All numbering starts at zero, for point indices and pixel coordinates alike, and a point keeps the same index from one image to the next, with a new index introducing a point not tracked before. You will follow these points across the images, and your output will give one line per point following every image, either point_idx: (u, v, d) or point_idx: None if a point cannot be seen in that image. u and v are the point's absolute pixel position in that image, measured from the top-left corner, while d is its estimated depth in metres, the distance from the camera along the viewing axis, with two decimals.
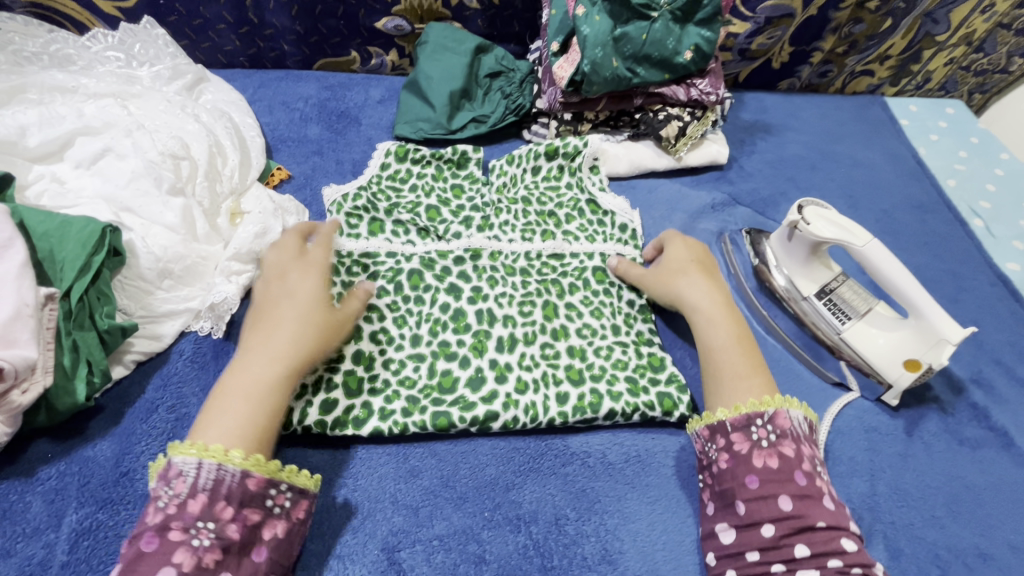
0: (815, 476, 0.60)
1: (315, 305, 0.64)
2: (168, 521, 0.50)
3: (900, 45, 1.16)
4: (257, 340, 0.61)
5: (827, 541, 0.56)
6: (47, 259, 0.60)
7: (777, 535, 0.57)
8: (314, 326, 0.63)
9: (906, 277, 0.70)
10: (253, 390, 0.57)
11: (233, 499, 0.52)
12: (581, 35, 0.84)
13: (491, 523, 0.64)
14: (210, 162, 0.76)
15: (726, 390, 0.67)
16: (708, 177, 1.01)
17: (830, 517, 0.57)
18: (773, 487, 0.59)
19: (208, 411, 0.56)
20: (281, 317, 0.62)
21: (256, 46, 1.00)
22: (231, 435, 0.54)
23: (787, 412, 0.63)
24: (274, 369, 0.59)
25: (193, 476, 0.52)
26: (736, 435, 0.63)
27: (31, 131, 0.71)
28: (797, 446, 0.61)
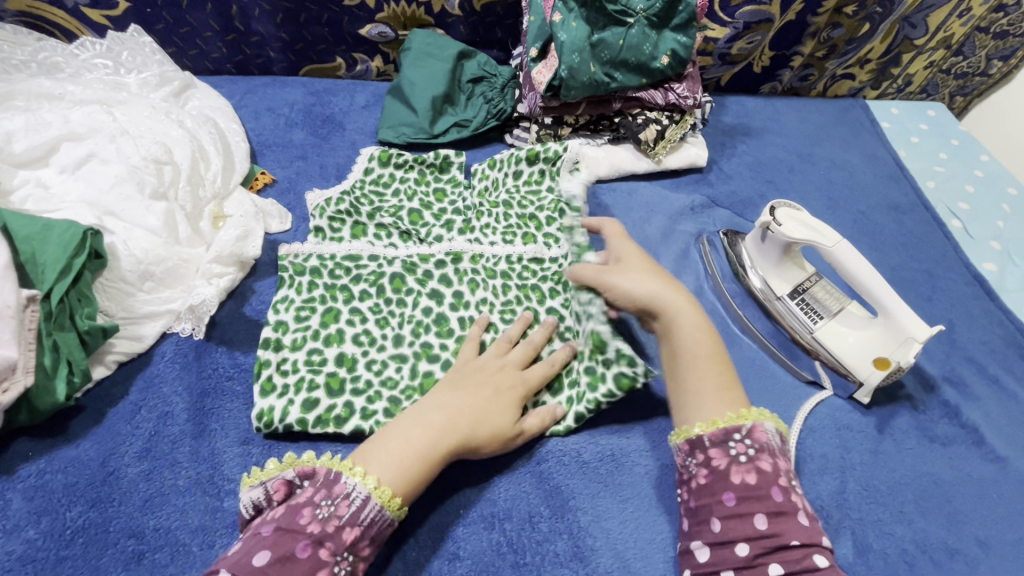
0: (792, 490, 0.57)
1: (511, 407, 0.64)
2: (323, 538, 0.51)
3: (880, 49, 1.18)
4: (455, 404, 0.62)
5: (801, 559, 0.53)
6: (28, 262, 0.61)
7: (751, 554, 0.54)
8: (499, 428, 0.63)
9: (874, 276, 0.72)
10: (432, 454, 0.58)
11: (375, 540, 0.54)
12: (558, 41, 0.86)
13: (465, 520, 0.64)
14: (193, 167, 0.78)
15: (713, 399, 0.63)
16: (688, 179, 1.03)
17: (804, 535, 0.54)
18: (750, 504, 0.56)
19: (391, 450, 0.57)
20: (482, 398, 0.63)
21: (243, 53, 1.02)
22: (399, 484, 0.55)
23: (767, 424, 0.60)
24: (456, 447, 0.59)
25: (359, 507, 0.53)
26: (714, 450, 0.60)
27: (17, 137, 0.72)
28: (774, 461, 0.58)
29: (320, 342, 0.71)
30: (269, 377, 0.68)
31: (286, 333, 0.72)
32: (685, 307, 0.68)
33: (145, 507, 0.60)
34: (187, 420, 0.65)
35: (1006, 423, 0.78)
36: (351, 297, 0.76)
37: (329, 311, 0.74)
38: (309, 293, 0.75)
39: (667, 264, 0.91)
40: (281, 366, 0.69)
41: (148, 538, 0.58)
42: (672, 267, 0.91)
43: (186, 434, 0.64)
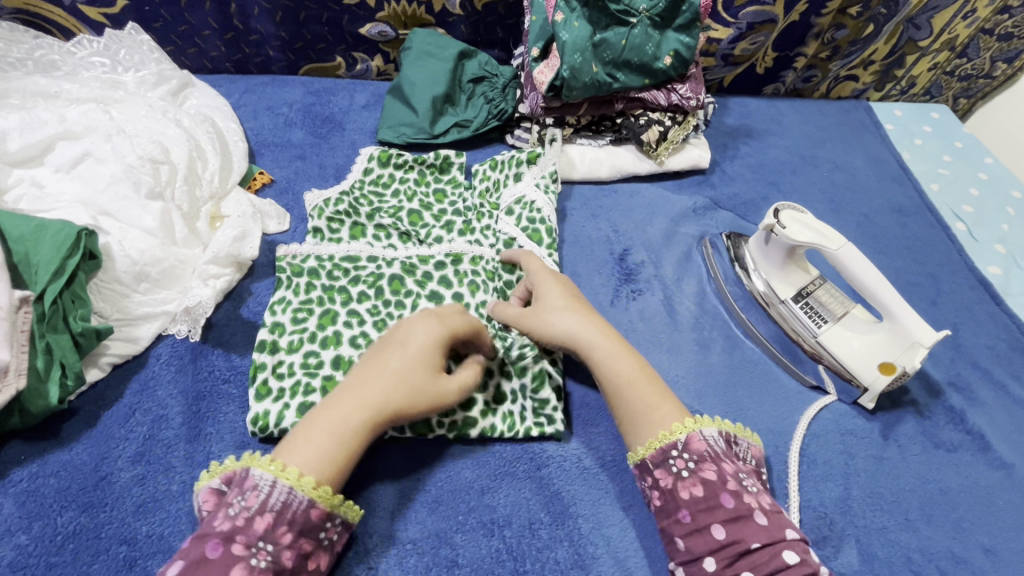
0: (744, 492, 0.55)
1: (421, 359, 0.60)
2: (233, 534, 0.49)
3: (883, 50, 1.17)
4: (360, 376, 0.59)
5: (767, 561, 0.51)
6: (22, 262, 0.60)
7: (719, 567, 0.53)
8: (417, 387, 0.59)
9: (879, 280, 0.71)
10: (341, 428, 0.55)
11: (295, 525, 0.51)
12: (560, 41, 0.85)
13: (464, 526, 0.63)
14: (190, 166, 0.77)
15: (642, 424, 0.61)
16: (689, 181, 1.02)
17: (766, 535, 0.52)
18: (703, 517, 0.55)
19: (297, 435, 0.55)
20: (387, 362, 0.59)
21: (242, 51, 1.01)
22: (308, 464, 0.53)
23: (702, 432, 0.59)
24: (365, 413, 0.56)
25: (266, 494, 0.50)
26: (658, 472, 0.59)
27: (11, 135, 0.71)
28: (718, 467, 0.57)
29: (317, 345, 0.70)
30: (266, 381, 0.67)
31: (283, 336, 0.71)
32: (600, 338, 0.66)
33: (138, 512, 0.59)
34: (182, 423, 0.65)
35: (1011, 429, 0.78)
36: (349, 299, 0.75)
37: (327, 313, 0.73)
38: (307, 294, 0.74)
39: (669, 267, 0.90)
40: (277, 369, 0.68)
41: (141, 544, 0.57)
42: (674, 270, 0.90)
43: (180, 437, 0.64)
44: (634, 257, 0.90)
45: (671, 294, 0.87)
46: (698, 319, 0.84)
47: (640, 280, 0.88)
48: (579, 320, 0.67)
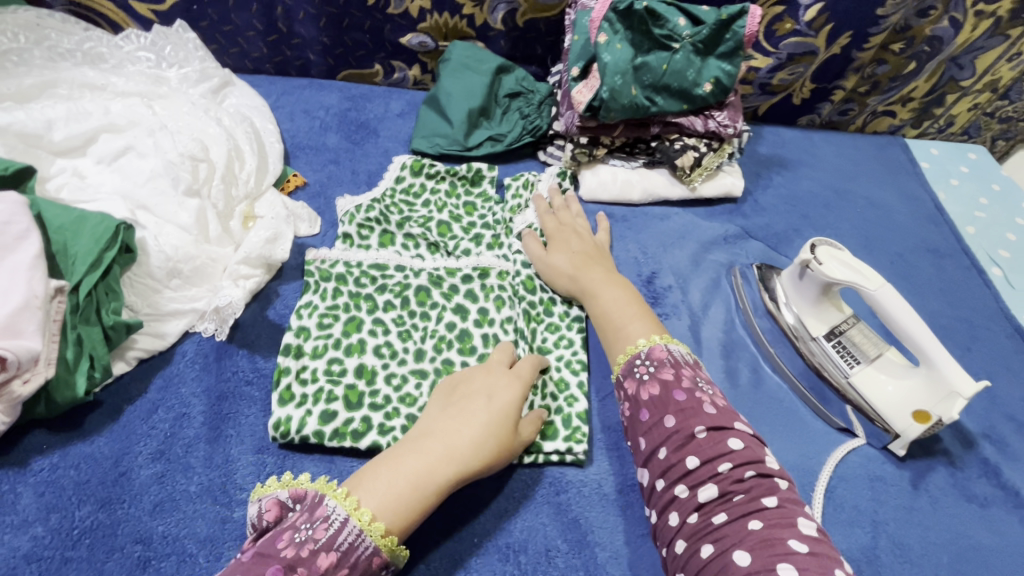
0: (695, 389, 0.60)
1: (506, 416, 0.60)
2: (295, 563, 0.47)
3: (924, 88, 1.16)
4: (446, 425, 0.59)
5: (712, 446, 0.56)
6: (60, 253, 0.61)
7: (672, 453, 0.57)
8: (499, 444, 0.59)
9: (918, 325, 0.69)
10: (421, 480, 0.55)
11: (355, 571, 0.50)
12: (602, 63, 0.85)
13: (480, 549, 0.62)
14: (228, 165, 0.77)
15: (617, 342, 0.69)
16: (721, 209, 1.01)
17: (711, 422, 0.57)
18: (657, 411, 0.60)
19: (377, 474, 0.54)
20: (473, 414, 0.59)
21: (283, 54, 1.02)
22: (383, 510, 0.52)
23: (665, 345, 0.65)
24: (447, 467, 0.56)
25: (337, 529, 0.50)
26: (626, 382, 0.64)
27: (57, 125, 0.72)
28: (675, 371, 0.62)
29: (341, 352, 0.70)
30: (289, 386, 0.66)
31: (308, 340, 0.71)
32: (586, 283, 0.76)
33: (155, 512, 0.58)
34: (204, 423, 0.64)
35: None
36: (375, 307, 0.75)
37: (352, 319, 0.73)
38: (334, 300, 0.74)
39: (697, 293, 0.88)
40: (300, 374, 0.68)
41: (156, 545, 0.56)
42: (701, 296, 0.88)
43: (201, 437, 0.63)
44: (662, 280, 0.89)
45: (699, 321, 0.86)
46: (724, 348, 0.83)
47: (667, 304, 0.86)
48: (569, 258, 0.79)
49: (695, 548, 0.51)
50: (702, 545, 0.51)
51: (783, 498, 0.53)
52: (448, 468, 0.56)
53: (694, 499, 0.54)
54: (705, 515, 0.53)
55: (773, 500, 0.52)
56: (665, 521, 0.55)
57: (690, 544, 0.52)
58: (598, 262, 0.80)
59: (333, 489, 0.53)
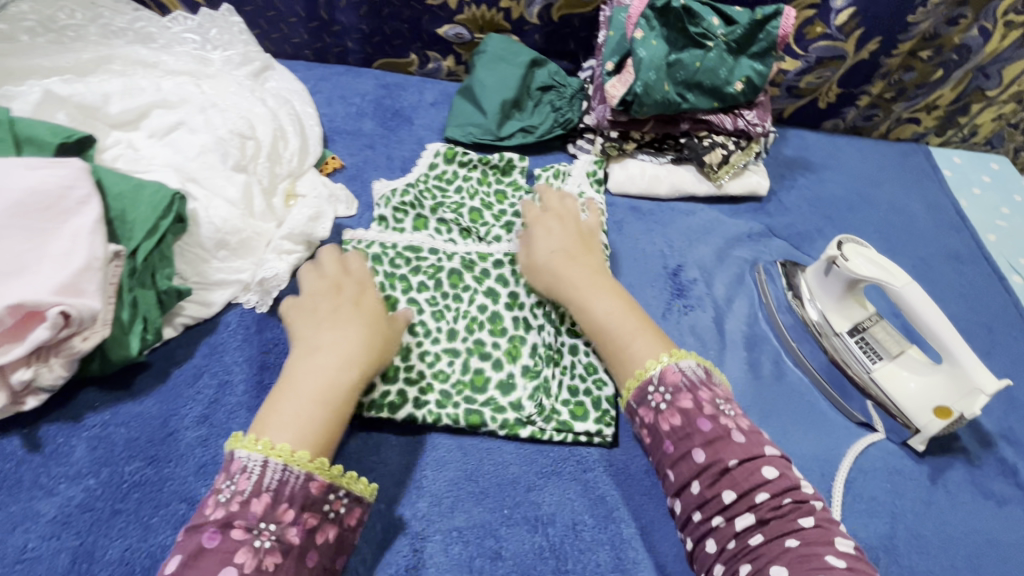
0: (720, 415, 0.59)
1: (378, 315, 0.65)
2: (228, 520, 0.49)
3: (950, 96, 1.16)
4: (331, 338, 0.61)
5: (746, 477, 0.56)
6: (118, 219, 0.63)
7: (706, 488, 0.57)
8: (382, 336, 0.64)
9: (943, 321, 0.70)
10: (328, 395, 0.57)
11: (296, 502, 0.51)
12: (637, 58, 0.87)
13: (510, 520, 0.63)
14: (273, 144, 0.80)
15: (623, 364, 0.65)
16: (746, 207, 1.02)
17: (743, 453, 0.57)
18: (684, 444, 0.59)
19: (279, 409, 0.55)
20: (346, 320, 0.63)
21: (322, 41, 1.05)
22: (303, 439, 0.53)
23: (676, 365, 0.62)
24: (351, 375, 0.59)
25: (258, 475, 0.50)
26: (641, 410, 0.62)
27: (113, 99, 0.75)
28: (693, 397, 0.61)
29: None
30: None
31: None
32: (576, 291, 0.70)
33: (200, 473, 0.60)
34: (246, 390, 0.66)
35: None
36: (409, 288, 0.77)
37: (388, 298, 0.76)
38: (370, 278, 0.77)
39: (721, 287, 0.90)
40: None
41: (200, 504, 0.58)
42: (725, 290, 0.90)
43: (243, 405, 0.65)
44: (687, 273, 0.91)
45: (722, 314, 0.87)
46: (747, 341, 0.85)
47: (692, 296, 0.88)
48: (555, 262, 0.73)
49: (735, 570, 0.53)
50: (741, 567, 0.53)
51: (819, 517, 0.55)
52: (342, 370, 0.59)
53: (732, 527, 0.55)
54: (743, 540, 0.54)
55: (810, 521, 0.54)
56: (702, 548, 0.57)
57: (729, 568, 0.54)
58: (587, 259, 0.74)
59: (240, 440, 0.53)
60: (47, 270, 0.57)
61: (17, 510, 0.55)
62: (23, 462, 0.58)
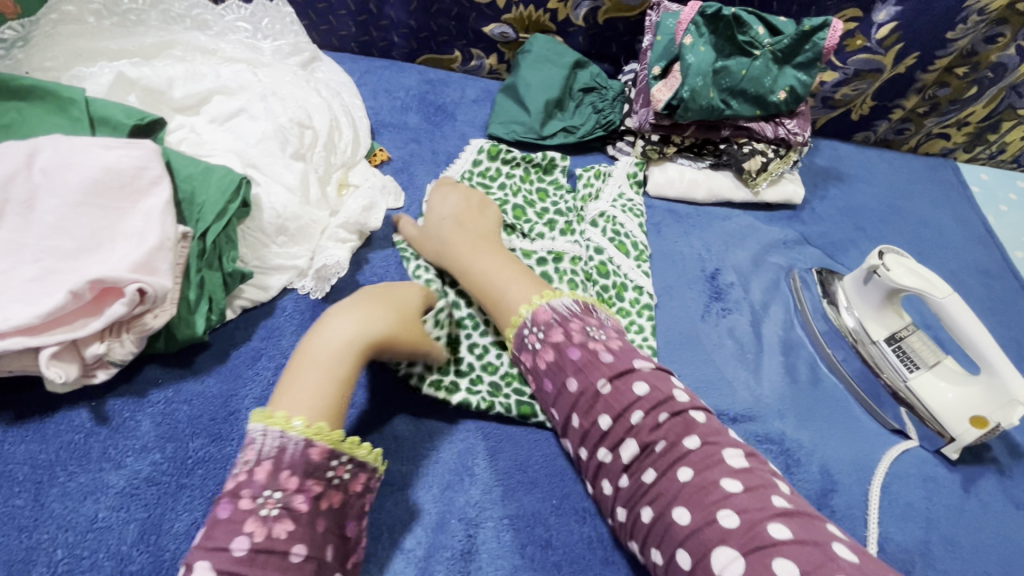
0: (588, 342, 0.62)
1: (406, 300, 0.66)
2: (238, 491, 0.50)
3: (981, 113, 1.17)
4: (339, 305, 0.62)
5: (620, 401, 0.59)
6: (187, 201, 0.65)
7: (584, 417, 0.61)
8: (402, 318, 0.63)
9: (982, 333, 0.72)
10: (328, 359, 0.57)
11: (297, 468, 0.51)
12: (685, 64, 0.89)
13: (559, 510, 0.64)
14: (330, 134, 0.81)
15: (500, 317, 0.68)
16: (781, 215, 1.04)
17: (611, 372, 0.60)
18: (559, 377, 0.62)
19: (285, 380, 0.56)
20: (365, 297, 0.63)
21: (369, 34, 1.06)
22: (298, 405, 0.54)
23: (547, 304, 0.65)
24: (349, 336, 0.58)
25: (258, 444, 0.51)
26: (522, 352, 0.65)
27: (177, 83, 0.76)
28: (562, 329, 0.63)
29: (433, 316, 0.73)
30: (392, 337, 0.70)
31: None
32: (459, 251, 0.72)
33: None
34: None
35: None
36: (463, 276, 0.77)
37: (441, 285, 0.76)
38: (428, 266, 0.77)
39: (757, 292, 0.92)
40: None
41: None
42: (762, 295, 0.91)
43: None
44: (725, 277, 0.92)
45: (759, 318, 0.89)
46: (783, 345, 0.86)
47: (730, 299, 0.90)
48: (439, 228, 0.75)
49: (636, 510, 0.57)
50: (642, 509, 0.57)
51: (701, 434, 0.57)
52: (348, 342, 0.58)
53: (619, 461, 0.59)
54: (635, 476, 0.58)
55: (693, 440, 0.57)
56: (603, 487, 0.61)
57: (631, 510, 0.58)
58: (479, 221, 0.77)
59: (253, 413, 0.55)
60: (121, 248, 0.58)
61: (86, 481, 0.57)
62: (91, 434, 0.59)
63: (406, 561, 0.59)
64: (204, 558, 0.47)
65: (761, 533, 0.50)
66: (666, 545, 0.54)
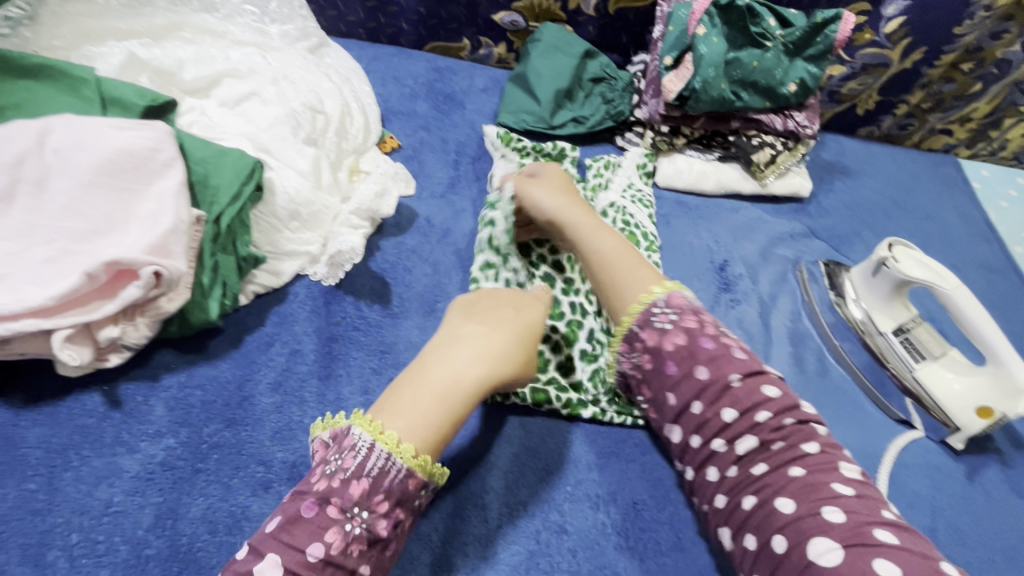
0: (721, 336, 0.63)
1: (530, 332, 0.63)
2: (328, 496, 0.50)
3: (984, 109, 1.18)
4: (473, 333, 0.60)
5: (748, 396, 0.60)
6: (200, 184, 0.64)
7: (705, 407, 0.61)
8: (523, 361, 0.61)
9: (989, 324, 0.73)
10: (450, 392, 0.56)
11: (391, 496, 0.52)
12: (698, 54, 0.88)
13: (573, 497, 0.65)
14: (341, 120, 0.81)
15: (628, 285, 0.67)
16: (788, 207, 1.04)
17: (744, 369, 0.61)
18: (688, 364, 0.62)
19: (403, 398, 0.55)
20: (495, 322, 0.62)
21: (377, 20, 1.05)
22: (412, 431, 0.53)
23: (680, 293, 0.67)
24: (475, 377, 0.58)
25: (364, 459, 0.51)
26: (644, 333, 0.65)
27: (187, 66, 0.75)
28: (696, 320, 0.64)
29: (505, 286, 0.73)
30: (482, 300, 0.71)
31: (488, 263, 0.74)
32: (581, 221, 0.71)
33: (276, 437, 0.61)
34: (316, 360, 0.67)
35: None
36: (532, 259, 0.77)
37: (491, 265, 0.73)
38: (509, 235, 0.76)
39: (765, 284, 0.92)
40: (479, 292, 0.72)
41: (276, 468, 0.59)
42: (770, 287, 0.92)
43: (314, 373, 0.66)
44: (733, 269, 0.93)
45: (768, 310, 0.89)
46: (791, 337, 0.87)
47: (738, 291, 0.90)
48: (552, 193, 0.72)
49: (738, 500, 0.57)
50: (743, 498, 0.57)
51: (819, 443, 0.58)
52: (471, 378, 0.57)
53: (733, 452, 0.59)
54: (744, 468, 0.58)
55: (812, 445, 0.58)
56: (704, 475, 0.61)
57: (732, 498, 0.58)
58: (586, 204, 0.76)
59: (358, 417, 0.54)
60: (135, 231, 0.58)
61: (100, 465, 0.56)
62: (104, 418, 0.58)
63: (422, 547, 0.59)
64: (279, 552, 0.48)
65: (868, 533, 0.50)
66: (762, 531, 0.55)
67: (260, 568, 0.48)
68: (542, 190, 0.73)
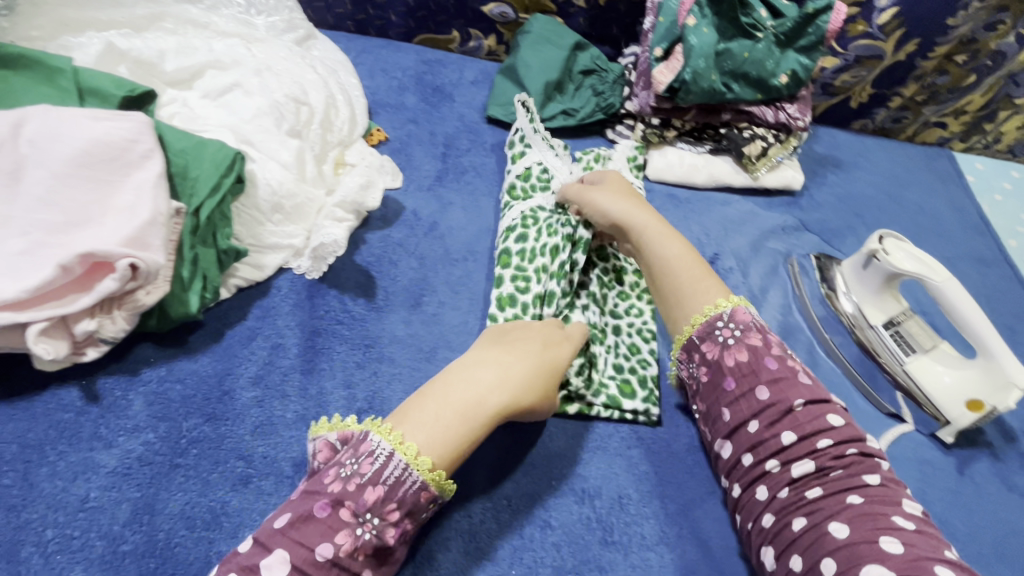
0: (787, 358, 0.60)
1: (554, 365, 0.62)
2: (341, 498, 0.48)
3: (979, 102, 1.17)
4: (500, 358, 0.59)
5: (810, 419, 0.57)
6: (179, 175, 0.63)
7: (762, 428, 0.58)
8: (544, 393, 0.60)
9: (979, 317, 0.72)
10: (470, 412, 0.55)
11: (404, 505, 0.50)
12: (687, 45, 0.87)
13: (558, 491, 0.64)
14: (327, 112, 0.80)
15: (691, 294, 0.64)
16: (780, 201, 1.03)
17: (809, 395, 0.58)
18: (748, 381, 0.60)
19: (425, 411, 0.54)
20: (519, 349, 0.61)
21: (365, 12, 1.04)
22: (431, 445, 0.52)
23: (747, 309, 0.63)
24: (496, 401, 0.56)
25: (382, 465, 0.49)
26: (705, 344, 0.62)
27: (169, 56, 0.74)
28: (762, 339, 0.61)
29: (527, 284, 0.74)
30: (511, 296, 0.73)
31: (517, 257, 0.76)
32: (647, 226, 0.69)
33: (257, 432, 0.60)
34: (299, 354, 0.66)
35: None
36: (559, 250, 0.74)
37: (519, 273, 0.74)
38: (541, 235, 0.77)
39: (756, 279, 0.91)
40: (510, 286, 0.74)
41: (256, 463, 0.58)
42: (760, 280, 0.91)
43: (296, 368, 0.65)
44: (723, 262, 0.92)
45: (758, 303, 0.88)
46: (782, 331, 0.86)
47: (728, 284, 0.90)
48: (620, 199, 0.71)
49: (787, 521, 0.54)
50: (794, 518, 0.53)
51: (883, 476, 0.54)
52: (494, 402, 0.56)
53: (787, 474, 0.56)
54: (797, 489, 0.55)
55: (873, 478, 0.54)
56: (753, 494, 0.58)
57: (780, 518, 0.55)
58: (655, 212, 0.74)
59: (377, 424, 0.52)
60: (112, 223, 0.57)
61: (77, 460, 0.55)
62: (82, 413, 0.58)
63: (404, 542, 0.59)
64: (288, 550, 0.46)
65: (927, 568, 0.45)
66: (811, 553, 0.50)
67: (266, 564, 0.46)
68: (605, 196, 0.72)
